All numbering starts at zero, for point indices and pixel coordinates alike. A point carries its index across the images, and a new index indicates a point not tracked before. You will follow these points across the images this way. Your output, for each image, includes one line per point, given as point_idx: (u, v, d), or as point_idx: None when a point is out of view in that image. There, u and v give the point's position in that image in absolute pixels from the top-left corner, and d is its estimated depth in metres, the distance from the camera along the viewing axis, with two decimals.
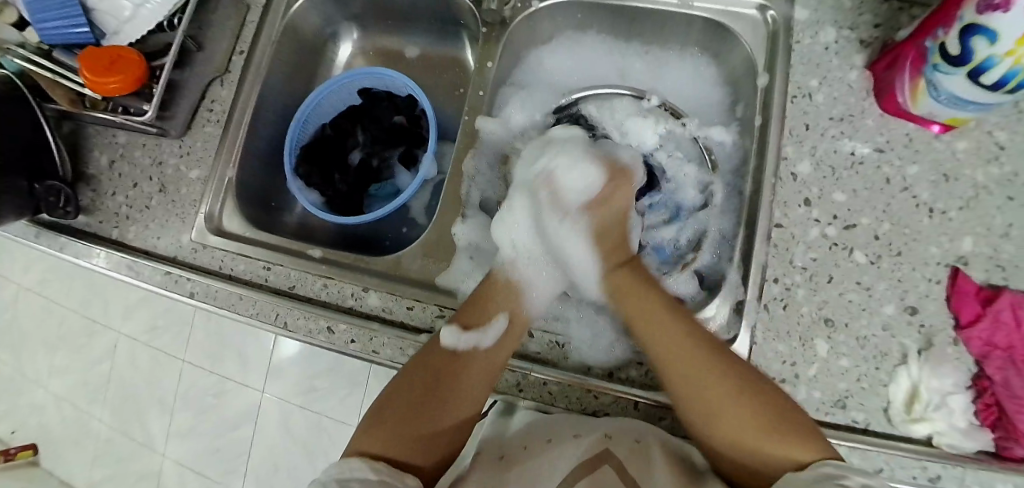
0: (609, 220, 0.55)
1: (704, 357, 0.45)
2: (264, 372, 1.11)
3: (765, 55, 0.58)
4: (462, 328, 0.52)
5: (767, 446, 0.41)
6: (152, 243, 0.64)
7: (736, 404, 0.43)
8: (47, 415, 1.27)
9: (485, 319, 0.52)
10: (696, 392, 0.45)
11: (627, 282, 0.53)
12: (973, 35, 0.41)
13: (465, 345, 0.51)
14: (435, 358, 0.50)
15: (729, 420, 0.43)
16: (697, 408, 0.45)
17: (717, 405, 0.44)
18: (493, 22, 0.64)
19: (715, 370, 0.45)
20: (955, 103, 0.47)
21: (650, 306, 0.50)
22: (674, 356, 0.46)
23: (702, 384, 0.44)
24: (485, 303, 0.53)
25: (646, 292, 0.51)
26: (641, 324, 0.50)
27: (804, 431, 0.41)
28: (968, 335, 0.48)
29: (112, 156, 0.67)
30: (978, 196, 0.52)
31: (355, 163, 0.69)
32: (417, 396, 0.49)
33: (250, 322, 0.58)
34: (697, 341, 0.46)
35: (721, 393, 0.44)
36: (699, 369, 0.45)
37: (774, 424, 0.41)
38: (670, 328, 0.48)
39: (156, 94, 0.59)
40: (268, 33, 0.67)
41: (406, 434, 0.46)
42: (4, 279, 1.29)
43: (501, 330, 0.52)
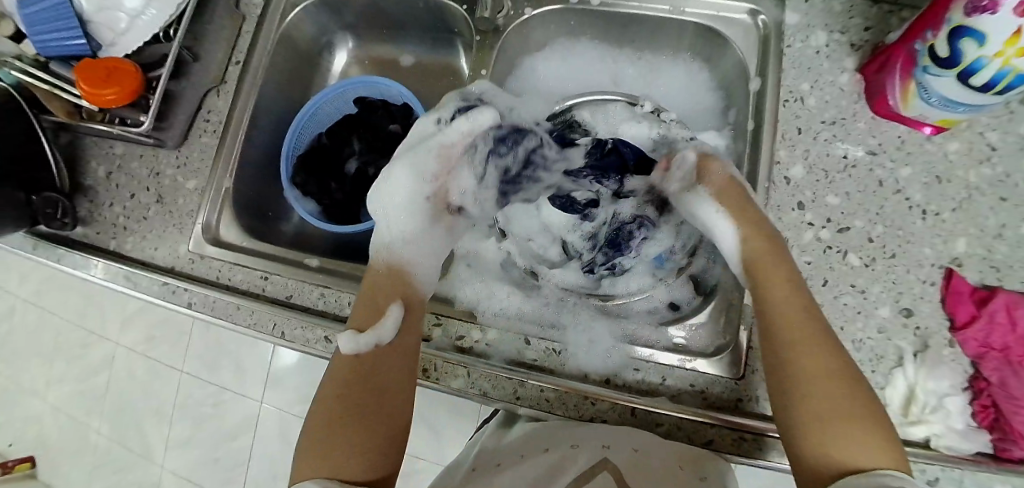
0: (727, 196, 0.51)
1: (817, 329, 0.43)
2: (263, 381, 1.11)
3: (756, 59, 0.58)
4: (358, 332, 0.49)
5: (840, 443, 0.38)
6: (150, 253, 0.64)
7: (838, 389, 0.40)
8: (45, 426, 1.26)
9: (376, 315, 0.50)
10: (821, 370, 0.41)
11: (763, 251, 0.48)
12: (962, 36, 0.41)
13: (365, 345, 0.48)
14: (340, 368, 0.48)
15: (851, 406, 0.39)
16: (797, 386, 0.41)
17: (818, 383, 0.40)
18: (486, 30, 0.64)
19: (818, 352, 0.41)
20: (945, 105, 0.47)
21: (781, 281, 0.46)
22: (793, 323, 0.43)
23: (826, 357, 0.41)
24: (373, 299, 0.51)
25: (783, 271, 0.46)
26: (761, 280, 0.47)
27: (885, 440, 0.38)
28: (964, 337, 0.49)
29: (109, 167, 0.68)
30: (971, 198, 0.52)
31: (350, 173, 0.69)
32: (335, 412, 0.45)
33: (247, 332, 0.58)
34: (808, 309, 0.44)
35: (830, 370, 0.41)
36: (800, 339, 0.42)
37: (861, 421, 0.38)
38: (799, 295, 0.45)
39: (153, 105, 0.59)
40: (263, 43, 0.68)
41: (349, 444, 0.43)
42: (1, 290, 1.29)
43: (394, 319, 0.50)
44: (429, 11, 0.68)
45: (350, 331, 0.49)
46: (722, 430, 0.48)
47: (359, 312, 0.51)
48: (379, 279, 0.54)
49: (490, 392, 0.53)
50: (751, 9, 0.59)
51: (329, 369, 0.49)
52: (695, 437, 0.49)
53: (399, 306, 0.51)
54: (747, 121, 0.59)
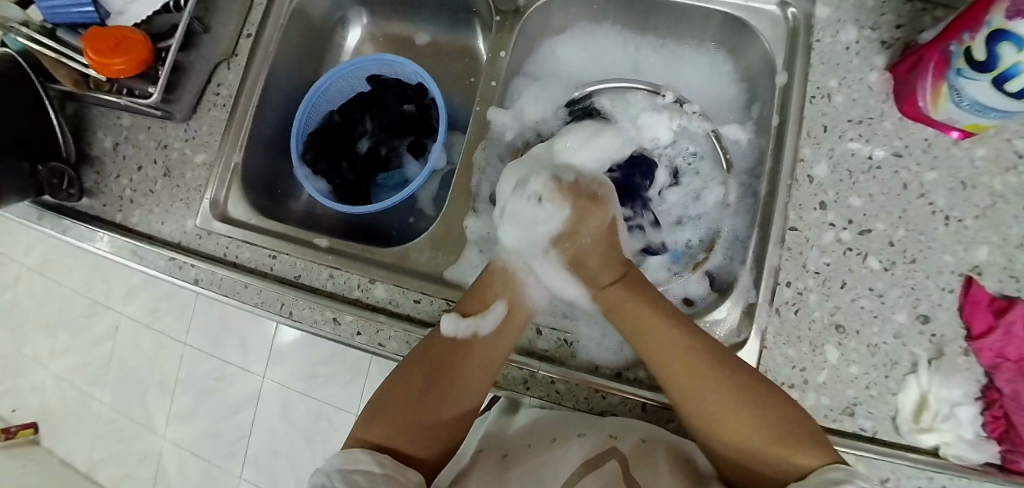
0: (633, 176, 0.60)
1: (711, 358, 0.45)
2: (265, 359, 1.11)
3: (783, 52, 0.57)
4: (460, 316, 0.52)
5: (752, 439, 0.43)
6: (156, 227, 0.63)
7: (725, 399, 0.44)
8: (47, 394, 1.27)
9: (482, 306, 0.53)
10: (694, 403, 0.45)
11: (613, 291, 0.51)
12: (1001, 41, 0.40)
13: (466, 332, 0.51)
14: (432, 349, 0.50)
15: (724, 418, 0.44)
16: (680, 391, 0.45)
17: (714, 408, 0.44)
18: (506, 11, 0.62)
19: (708, 380, 0.44)
20: (977, 109, 0.46)
21: (640, 308, 0.49)
22: (665, 355, 0.46)
23: (699, 369, 0.45)
24: (481, 292, 0.53)
25: (651, 311, 0.49)
26: (636, 334, 0.49)
27: (800, 431, 0.41)
28: (979, 347, 0.48)
29: (117, 138, 0.66)
30: (996, 205, 0.51)
31: (362, 152, 0.68)
32: (412, 381, 0.49)
33: (254, 311, 0.57)
34: (677, 329, 0.47)
35: (712, 375, 0.44)
36: (687, 376, 0.45)
37: (763, 409, 0.43)
38: (676, 340, 0.46)
39: (162, 76, 0.58)
40: (276, 15, 0.66)
41: (413, 423, 0.47)
42: (6, 258, 1.29)
43: (498, 316, 0.52)
44: None
45: (453, 314, 0.52)
46: None
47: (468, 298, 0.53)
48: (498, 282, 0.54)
49: (501, 380, 0.52)
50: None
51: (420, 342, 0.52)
52: None
53: (507, 306, 0.53)
54: (771, 116, 0.57)
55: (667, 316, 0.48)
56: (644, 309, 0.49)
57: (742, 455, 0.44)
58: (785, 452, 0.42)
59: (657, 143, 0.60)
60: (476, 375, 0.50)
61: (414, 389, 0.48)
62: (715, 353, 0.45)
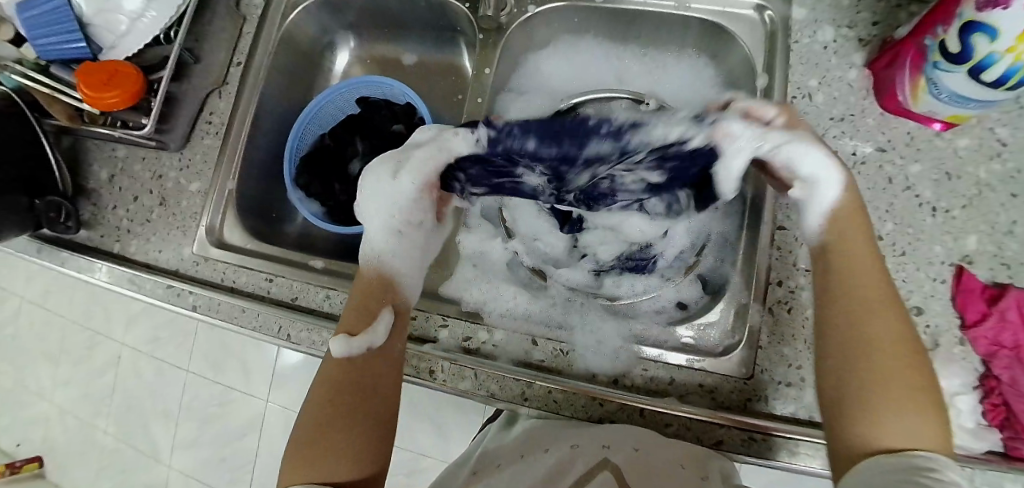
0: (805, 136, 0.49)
1: (892, 308, 0.42)
2: (268, 382, 1.11)
3: (762, 55, 0.58)
4: (351, 335, 0.50)
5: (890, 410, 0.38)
6: (154, 256, 0.64)
7: (898, 368, 0.40)
8: (52, 427, 1.27)
9: (366, 320, 0.51)
10: (871, 321, 0.42)
11: (852, 216, 0.46)
12: (973, 32, 0.41)
13: (361, 349, 0.50)
14: (330, 374, 0.49)
15: (880, 381, 0.40)
16: (854, 352, 0.41)
17: (875, 343, 0.41)
18: (489, 27, 0.63)
19: (895, 347, 0.41)
20: (955, 101, 0.47)
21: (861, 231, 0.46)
22: (868, 294, 0.43)
23: (883, 338, 0.41)
24: (362, 307, 0.52)
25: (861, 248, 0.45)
26: (842, 265, 0.45)
27: (936, 412, 0.39)
28: (974, 335, 0.48)
29: (112, 170, 0.67)
30: (981, 194, 0.51)
31: (354, 174, 0.68)
32: (325, 410, 0.47)
33: (252, 334, 0.58)
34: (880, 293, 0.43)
35: (891, 333, 0.41)
36: (853, 329, 0.42)
37: (919, 395, 0.39)
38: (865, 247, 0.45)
39: (155, 107, 0.59)
40: (264, 43, 0.67)
41: (329, 455, 0.44)
42: (7, 292, 1.29)
43: (387, 326, 0.51)
44: (432, 9, 0.67)
45: (342, 336, 0.50)
46: (731, 430, 0.48)
47: (354, 313, 0.53)
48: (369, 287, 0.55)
49: (499, 393, 0.52)
50: (757, 4, 0.58)
51: (324, 372, 0.50)
52: (705, 437, 0.49)
53: (392, 313, 0.53)
54: None
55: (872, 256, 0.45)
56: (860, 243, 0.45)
57: (860, 414, 0.39)
58: (913, 416, 0.38)
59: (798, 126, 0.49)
60: (379, 382, 0.50)
61: (328, 413, 0.47)
62: (905, 330, 0.41)
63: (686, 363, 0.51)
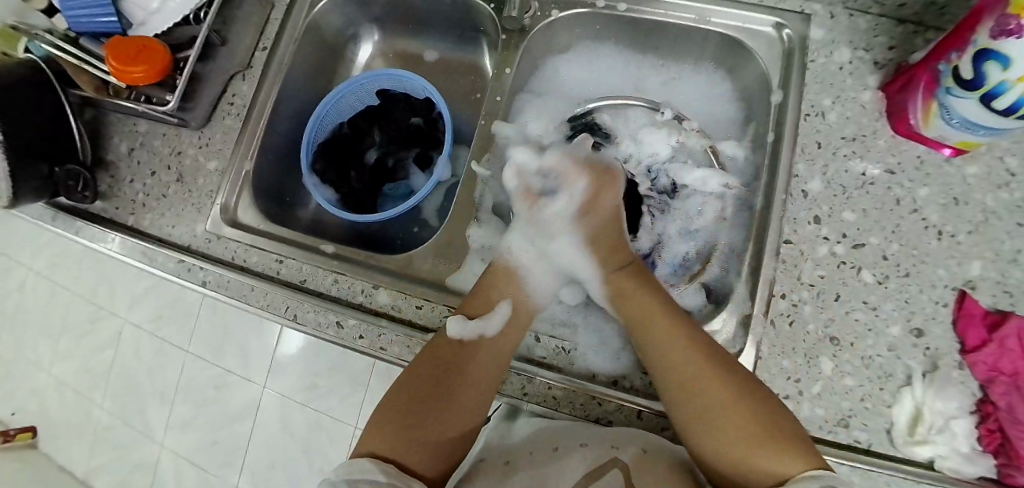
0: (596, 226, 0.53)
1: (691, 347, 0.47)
2: (267, 368, 1.12)
3: (779, 72, 0.58)
4: (466, 319, 0.52)
5: (761, 455, 0.41)
6: (167, 231, 0.65)
7: (731, 412, 0.44)
8: (48, 399, 1.28)
9: (485, 308, 0.53)
10: (684, 375, 0.46)
11: (622, 284, 0.53)
12: (987, 59, 0.42)
13: (472, 334, 0.52)
14: (445, 348, 0.51)
15: (716, 416, 0.44)
16: (677, 390, 0.46)
17: (711, 407, 0.45)
18: (512, 29, 0.64)
19: (707, 367, 0.46)
20: (966, 126, 0.47)
21: (646, 295, 0.51)
22: (676, 345, 0.48)
23: (693, 368, 0.46)
24: (485, 294, 0.54)
25: (654, 296, 0.51)
26: (630, 315, 0.52)
27: (795, 448, 0.41)
28: (973, 360, 0.49)
29: (132, 144, 0.68)
30: (987, 221, 0.52)
31: (370, 163, 0.69)
32: (423, 385, 0.49)
33: (260, 313, 0.59)
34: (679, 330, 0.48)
35: (711, 381, 0.45)
36: (661, 350, 0.48)
37: (770, 435, 0.42)
38: (652, 306, 0.51)
39: (179, 85, 0.60)
40: (291, 30, 0.68)
41: (406, 428, 0.46)
42: (14, 262, 1.31)
43: (502, 316, 0.53)
44: (456, 8, 0.68)
45: (459, 316, 0.52)
46: None
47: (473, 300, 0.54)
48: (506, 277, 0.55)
49: (499, 386, 0.53)
50: (777, 22, 0.58)
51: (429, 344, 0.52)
52: None
53: (511, 305, 0.54)
54: (767, 133, 0.59)
55: (671, 311, 0.50)
56: (632, 287, 0.52)
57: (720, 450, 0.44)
58: (761, 442, 0.42)
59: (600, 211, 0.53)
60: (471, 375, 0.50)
61: (428, 390, 0.48)
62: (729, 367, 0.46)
63: None
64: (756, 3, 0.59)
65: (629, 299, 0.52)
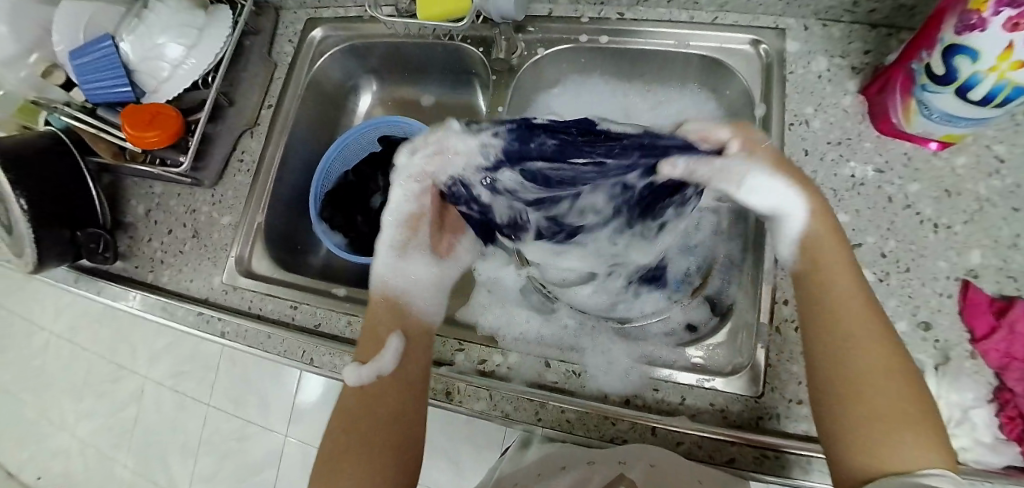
0: (770, 165, 0.47)
1: (886, 337, 0.42)
2: (287, 416, 1.12)
3: (760, 85, 0.60)
4: (361, 363, 0.53)
5: (874, 439, 0.39)
6: (185, 286, 0.67)
7: (895, 389, 0.40)
8: (73, 460, 1.29)
9: (376, 347, 0.54)
10: (856, 334, 0.42)
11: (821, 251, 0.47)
12: (956, 55, 0.44)
13: (370, 376, 0.52)
14: (347, 398, 0.52)
15: (878, 407, 0.40)
16: (831, 343, 0.43)
17: (873, 374, 0.41)
18: (502, 70, 0.67)
19: (878, 350, 0.42)
20: (946, 120, 0.49)
21: (836, 263, 0.46)
22: (852, 311, 0.43)
23: (873, 355, 0.41)
24: (371, 333, 0.55)
25: (837, 246, 0.46)
26: (814, 259, 0.46)
27: (935, 444, 0.39)
28: (985, 348, 0.50)
29: (149, 205, 0.72)
30: (982, 210, 0.53)
31: (376, 207, 0.72)
32: (347, 430, 0.50)
33: (277, 359, 0.60)
34: (874, 323, 0.43)
35: (872, 363, 0.41)
36: (861, 347, 0.42)
37: (912, 422, 0.39)
38: (850, 280, 0.45)
39: (192, 146, 0.64)
40: (293, 87, 0.72)
41: (358, 470, 0.47)
42: (37, 325, 1.35)
43: (396, 349, 0.54)
44: (446, 55, 0.71)
45: (352, 364, 0.53)
46: (744, 447, 0.49)
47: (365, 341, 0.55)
48: (379, 312, 0.57)
49: (512, 413, 0.54)
50: (752, 38, 0.61)
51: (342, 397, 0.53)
52: (717, 454, 0.49)
53: (401, 334, 0.55)
54: None
55: (852, 268, 0.46)
56: (833, 262, 0.46)
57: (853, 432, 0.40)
58: (897, 427, 0.39)
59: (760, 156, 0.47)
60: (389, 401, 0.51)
61: (348, 436, 0.49)
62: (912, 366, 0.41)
63: (698, 382, 0.52)
64: (732, 23, 0.61)
65: (823, 260, 0.46)
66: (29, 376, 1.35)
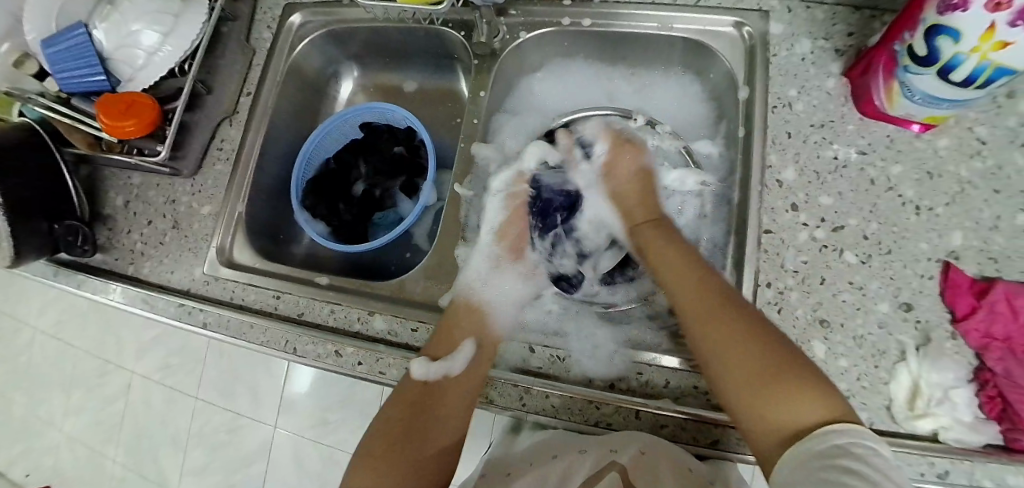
0: (624, 187, 0.63)
1: (723, 310, 0.47)
2: (276, 407, 1.17)
3: (744, 69, 0.60)
4: (432, 359, 0.54)
5: (773, 406, 0.41)
6: (166, 277, 0.66)
7: (753, 352, 0.44)
8: (60, 457, 1.28)
9: (451, 347, 0.55)
10: (702, 311, 0.48)
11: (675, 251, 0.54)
12: (938, 35, 0.44)
13: (438, 373, 0.54)
14: (409, 389, 0.53)
15: (743, 371, 0.44)
16: (693, 319, 0.49)
17: (737, 343, 0.45)
18: (484, 54, 0.66)
19: (724, 320, 0.46)
20: (929, 101, 0.49)
21: (661, 246, 0.56)
22: (688, 288, 0.50)
23: (731, 324, 0.46)
24: (447, 332, 0.55)
25: (666, 234, 0.57)
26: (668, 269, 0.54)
27: (813, 394, 0.40)
28: (965, 329, 0.50)
29: (127, 196, 0.70)
30: (963, 191, 0.53)
31: (358, 194, 0.71)
32: (394, 427, 0.51)
33: (260, 349, 0.59)
34: (722, 298, 0.48)
35: (729, 337, 0.45)
36: (712, 318, 0.47)
37: (790, 381, 0.41)
38: (689, 270, 0.52)
39: (169, 135, 0.62)
40: (272, 74, 0.70)
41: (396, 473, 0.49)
42: (23, 322, 1.34)
43: (468, 354, 0.55)
44: (429, 40, 0.70)
45: (422, 358, 0.54)
46: (727, 429, 0.49)
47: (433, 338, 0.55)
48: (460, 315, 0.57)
49: (495, 399, 0.53)
50: (736, 21, 0.60)
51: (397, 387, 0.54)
52: (701, 436, 0.49)
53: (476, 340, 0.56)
54: (738, 129, 0.60)
55: (692, 260, 0.53)
56: (671, 261, 0.54)
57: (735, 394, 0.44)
58: (765, 381, 0.42)
59: (625, 174, 0.63)
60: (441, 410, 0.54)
61: (394, 432, 0.51)
62: (759, 329, 0.45)
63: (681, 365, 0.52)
64: (716, 5, 0.61)
65: (664, 274, 0.54)
66: (14, 374, 1.33)
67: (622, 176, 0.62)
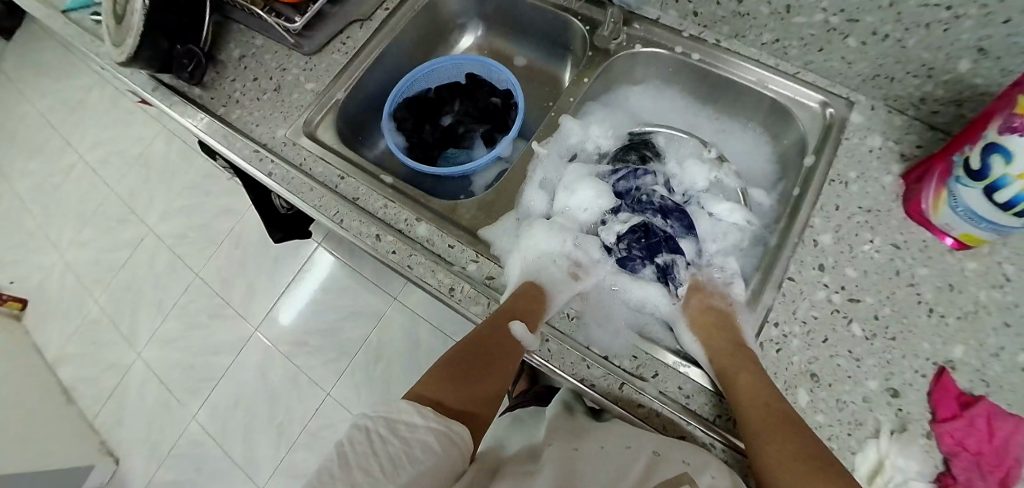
0: (704, 319, 0.59)
1: (781, 423, 0.46)
2: (265, 312, 1.21)
3: (816, 141, 0.66)
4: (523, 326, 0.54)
5: None
6: (250, 127, 0.72)
7: (805, 468, 0.43)
8: (53, 278, 1.37)
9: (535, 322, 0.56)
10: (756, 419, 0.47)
11: (732, 355, 0.52)
12: (993, 152, 0.49)
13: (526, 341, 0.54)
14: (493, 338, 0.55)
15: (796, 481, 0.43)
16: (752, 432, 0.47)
17: (790, 456, 0.44)
18: (599, 49, 0.73)
19: (779, 426, 0.46)
20: (970, 216, 0.54)
21: (736, 367, 0.51)
22: (749, 397, 0.48)
23: (781, 435, 0.45)
24: (535, 310, 0.57)
25: (736, 357, 0.52)
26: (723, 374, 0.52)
27: None
28: (941, 430, 0.51)
29: (245, 52, 0.78)
30: (977, 312, 0.56)
31: (444, 125, 0.79)
32: (468, 360, 0.53)
33: (310, 211, 0.64)
34: (775, 404, 0.48)
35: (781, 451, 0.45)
36: (768, 418, 0.47)
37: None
38: (750, 379, 0.50)
39: (309, 12, 0.72)
40: (413, 2, 0.79)
41: (462, 391, 0.50)
42: (86, 154, 1.48)
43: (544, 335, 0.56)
44: (553, 24, 0.78)
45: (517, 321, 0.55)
46: (696, 431, 0.51)
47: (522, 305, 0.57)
48: (535, 298, 0.58)
49: None
50: (823, 100, 0.66)
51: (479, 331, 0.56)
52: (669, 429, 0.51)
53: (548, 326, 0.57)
54: (793, 190, 0.65)
55: (754, 375, 0.50)
56: (737, 371, 0.51)
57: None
58: None
59: (708, 310, 0.60)
60: (493, 370, 0.54)
61: (468, 365, 0.53)
62: (815, 453, 0.44)
63: (673, 363, 0.54)
64: (810, 81, 0.67)
65: (729, 380, 0.51)
66: (56, 194, 1.46)
67: (701, 312, 0.60)
